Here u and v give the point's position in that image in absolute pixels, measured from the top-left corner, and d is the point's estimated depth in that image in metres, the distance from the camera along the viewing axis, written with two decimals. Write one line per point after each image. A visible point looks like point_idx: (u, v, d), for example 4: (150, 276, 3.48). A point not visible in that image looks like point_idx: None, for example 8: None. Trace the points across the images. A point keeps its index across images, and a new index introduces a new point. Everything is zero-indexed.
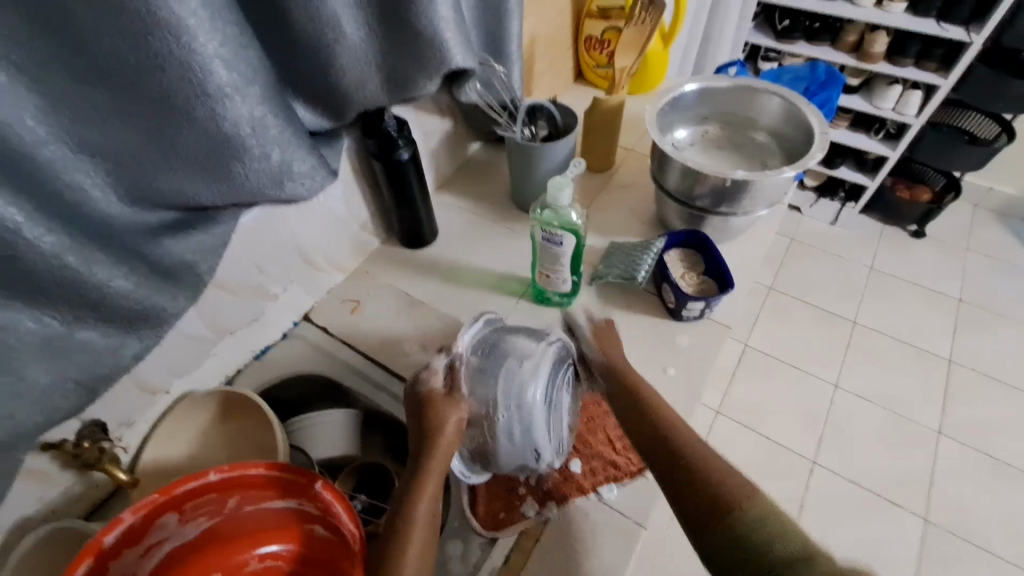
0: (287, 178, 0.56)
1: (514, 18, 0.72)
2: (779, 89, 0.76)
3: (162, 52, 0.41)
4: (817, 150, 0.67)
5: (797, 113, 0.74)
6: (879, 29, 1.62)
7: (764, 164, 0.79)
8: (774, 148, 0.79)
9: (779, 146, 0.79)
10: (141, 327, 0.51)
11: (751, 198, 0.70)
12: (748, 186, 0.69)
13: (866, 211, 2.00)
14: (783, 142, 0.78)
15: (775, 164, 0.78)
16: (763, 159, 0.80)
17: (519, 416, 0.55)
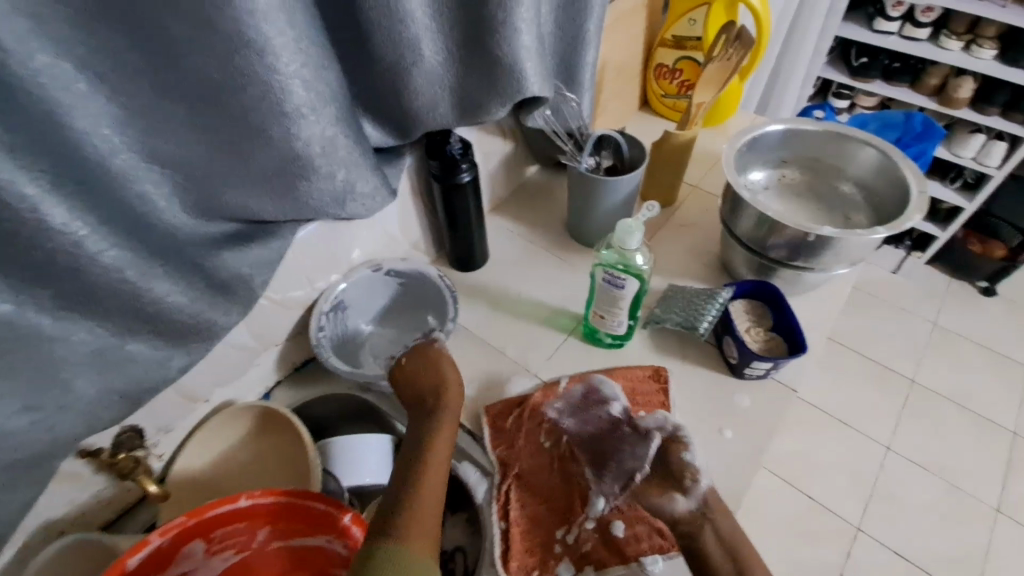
0: (348, 198, 0.55)
1: (592, 46, 0.69)
2: (874, 139, 0.70)
3: (244, 68, 0.40)
4: (915, 211, 0.62)
5: (891, 169, 0.68)
6: (966, 74, 1.53)
7: (847, 219, 0.73)
8: (860, 202, 0.73)
9: (865, 200, 0.73)
10: (190, 341, 0.49)
11: (833, 255, 0.65)
12: (832, 244, 0.64)
13: (932, 262, 1.91)
14: (871, 197, 0.72)
15: (860, 220, 0.72)
16: (846, 212, 0.74)
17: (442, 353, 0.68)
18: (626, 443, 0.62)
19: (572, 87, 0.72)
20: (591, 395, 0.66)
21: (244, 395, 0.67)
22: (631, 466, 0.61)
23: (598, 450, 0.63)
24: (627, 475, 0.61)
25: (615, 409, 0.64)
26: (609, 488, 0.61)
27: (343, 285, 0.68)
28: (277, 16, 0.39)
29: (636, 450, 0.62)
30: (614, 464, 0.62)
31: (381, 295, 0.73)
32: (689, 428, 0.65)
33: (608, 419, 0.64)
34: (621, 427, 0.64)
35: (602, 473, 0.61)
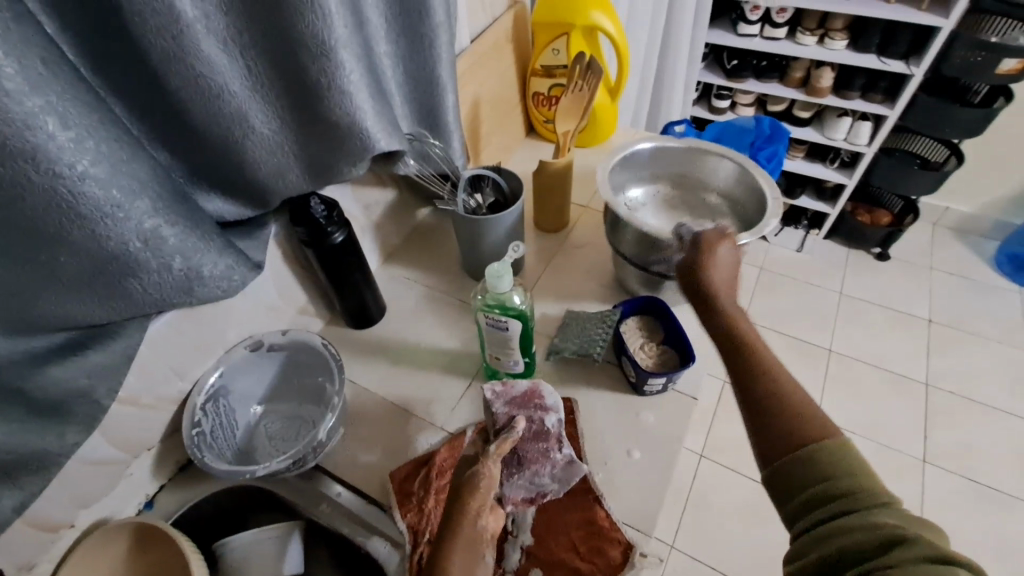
0: (197, 283, 0.51)
1: (449, 90, 0.69)
2: (731, 151, 0.73)
3: (19, 180, 0.36)
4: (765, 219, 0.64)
5: (749, 178, 0.72)
6: (824, 65, 1.67)
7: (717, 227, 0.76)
8: (727, 211, 0.77)
9: (731, 210, 0.76)
10: (18, 476, 0.45)
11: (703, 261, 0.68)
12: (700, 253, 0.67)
13: (829, 236, 2.03)
14: (733, 204, 0.76)
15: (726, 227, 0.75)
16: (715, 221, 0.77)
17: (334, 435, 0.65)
18: (548, 459, 0.59)
19: (436, 132, 0.72)
20: (533, 397, 0.61)
21: (122, 508, 0.61)
22: (544, 481, 0.60)
23: (520, 455, 0.59)
24: (536, 487, 0.60)
25: (549, 419, 0.60)
26: (512, 494, 0.59)
27: (217, 373, 0.64)
28: (47, 121, 0.36)
29: (557, 470, 0.60)
30: (529, 473, 0.59)
31: (268, 373, 0.69)
32: (597, 456, 0.65)
33: (540, 427, 0.60)
34: (548, 439, 0.60)
35: (512, 479, 0.59)
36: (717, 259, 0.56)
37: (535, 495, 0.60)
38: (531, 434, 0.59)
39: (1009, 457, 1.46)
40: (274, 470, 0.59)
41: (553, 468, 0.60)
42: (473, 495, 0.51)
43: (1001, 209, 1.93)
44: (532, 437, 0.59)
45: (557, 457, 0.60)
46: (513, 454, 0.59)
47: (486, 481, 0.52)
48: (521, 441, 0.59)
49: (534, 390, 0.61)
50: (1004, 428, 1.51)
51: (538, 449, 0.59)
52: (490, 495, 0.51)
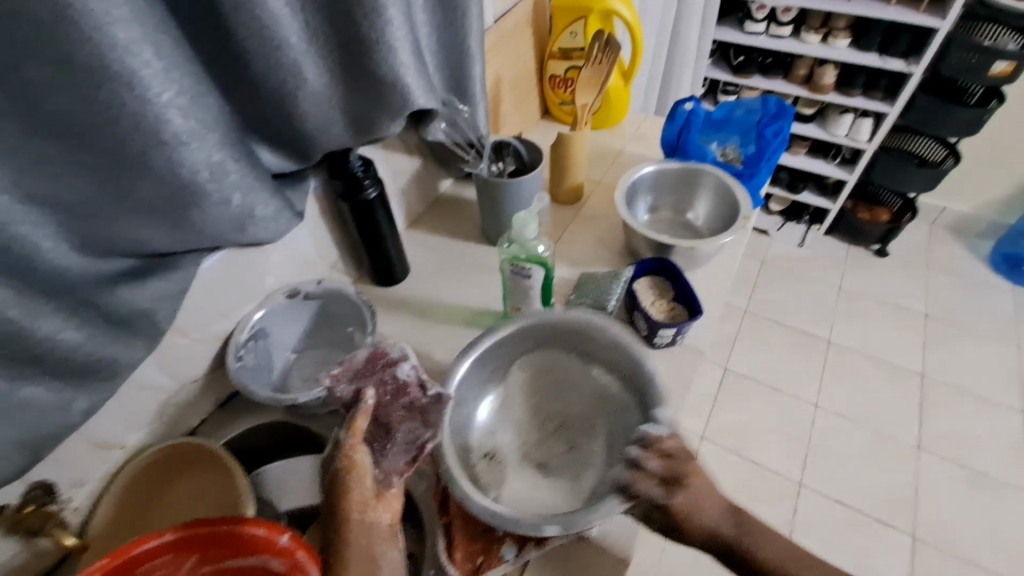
0: (249, 221, 0.56)
1: (477, 60, 0.74)
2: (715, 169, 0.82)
3: (115, 101, 0.41)
4: (743, 221, 0.76)
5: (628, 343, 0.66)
6: (827, 63, 1.72)
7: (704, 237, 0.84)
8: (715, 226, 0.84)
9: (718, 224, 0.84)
10: (91, 381, 0.48)
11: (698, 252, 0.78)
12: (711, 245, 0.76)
13: (830, 232, 2.07)
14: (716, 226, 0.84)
15: (710, 182, 0.83)
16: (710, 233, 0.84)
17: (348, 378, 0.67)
18: (415, 409, 0.57)
19: (464, 100, 0.77)
20: (378, 359, 0.60)
21: (168, 436, 0.65)
22: (420, 434, 0.55)
23: (384, 423, 0.56)
24: (414, 444, 0.54)
25: (401, 371, 0.59)
26: (394, 463, 0.53)
27: (259, 314, 0.68)
28: (144, 50, 0.41)
29: (424, 416, 0.57)
30: (400, 434, 0.55)
31: (301, 321, 0.74)
32: None
33: (395, 382, 0.58)
34: (408, 390, 0.58)
35: (387, 449, 0.54)
36: (694, 486, 0.53)
37: (416, 454, 0.53)
38: (390, 391, 0.57)
39: (999, 445, 1.51)
40: (313, 399, 0.64)
41: (422, 416, 0.57)
42: (349, 496, 0.47)
43: (995, 210, 1.98)
44: (392, 396, 0.57)
45: (423, 402, 0.57)
46: (376, 424, 0.55)
47: (356, 480, 0.48)
48: (378, 405, 0.56)
49: (368, 356, 0.61)
50: (996, 419, 1.56)
51: (400, 406, 0.57)
52: (364, 491, 0.47)
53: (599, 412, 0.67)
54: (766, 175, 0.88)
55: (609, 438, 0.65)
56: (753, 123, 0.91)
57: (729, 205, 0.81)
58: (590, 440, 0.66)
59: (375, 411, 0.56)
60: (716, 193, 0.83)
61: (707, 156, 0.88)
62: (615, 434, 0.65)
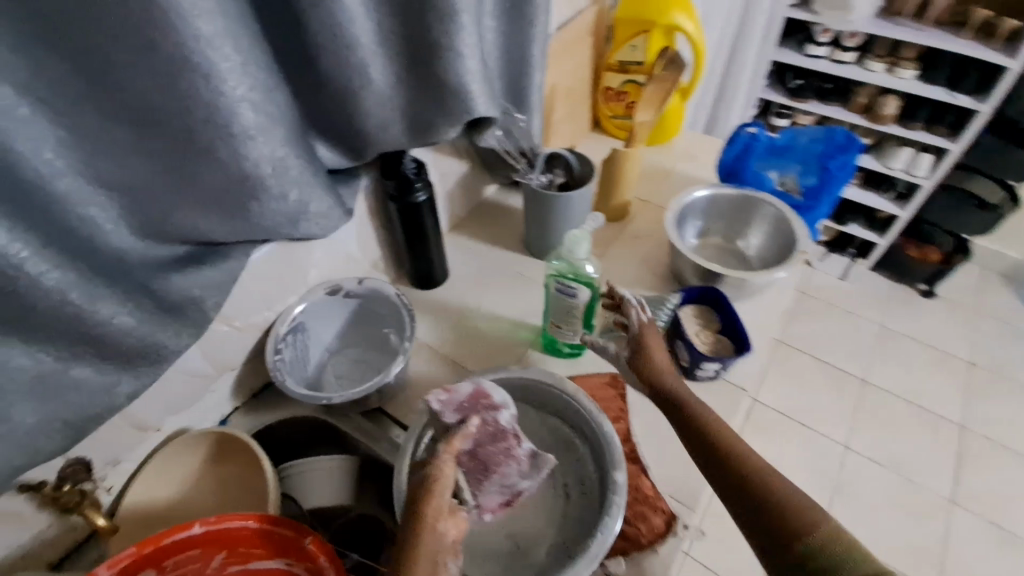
0: (302, 218, 0.55)
1: (538, 69, 0.72)
2: (774, 200, 0.79)
3: (191, 91, 0.41)
4: (799, 256, 0.73)
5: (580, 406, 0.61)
6: (890, 93, 1.65)
7: (752, 268, 0.82)
8: (766, 258, 0.81)
9: (768, 256, 0.81)
10: (138, 365, 0.47)
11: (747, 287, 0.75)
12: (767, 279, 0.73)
13: (875, 268, 1.99)
14: (764, 260, 0.81)
15: (767, 212, 0.80)
16: (762, 264, 0.81)
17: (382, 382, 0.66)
18: (512, 457, 0.56)
19: (521, 109, 0.75)
20: (480, 398, 0.57)
21: (201, 420, 0.66)
22: (515, 480, 0.57)
23: (480, 461, 0.55)
24: (509, 488, 0.57)
25: (502, 417, 0.56)
26: (487, 501, 0.56)
27: (300, 308, 0.68)
28: (223, 43, 0.40)
29: (522, 466, 0.57)
30: (497, 476, 0.56)
31: (339, 318, 0.74)
32: (646, 432, 0.67)
33: (495, 428, 0.55)
34: (506, 437, 0.56)
35: (482, 486, 0.55)
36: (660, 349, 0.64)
37: (510, 497, 0.57)
38: (488, 434, 0.55)
39: None
40: (346, 400, 0.63)
41: (519, 465, 0.56)
42: (428, 504, 0.48)
43: None
44: (491, 439, 0.55)
45: (521, 454, 0.57)
46: (474, 460, 0.55)
47: (438, 493, 0.49)
48: (477, 444, 0.55)
49: (474, 394, 0.57)
50: None
51: (499, 449, 0.55)
52: (442, 501, 0.49)
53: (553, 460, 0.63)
54: (824, 209, 0.85)
55: (566, 490, 0.61)
56: (817, 152, 0.87)
57: (785, 237, 0.78)
58: (542, 494, 0.61)
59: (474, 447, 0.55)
60: (773, 225, 0.80)
61: (765, 183, 0.84)
62: (572, 485, 0.61)
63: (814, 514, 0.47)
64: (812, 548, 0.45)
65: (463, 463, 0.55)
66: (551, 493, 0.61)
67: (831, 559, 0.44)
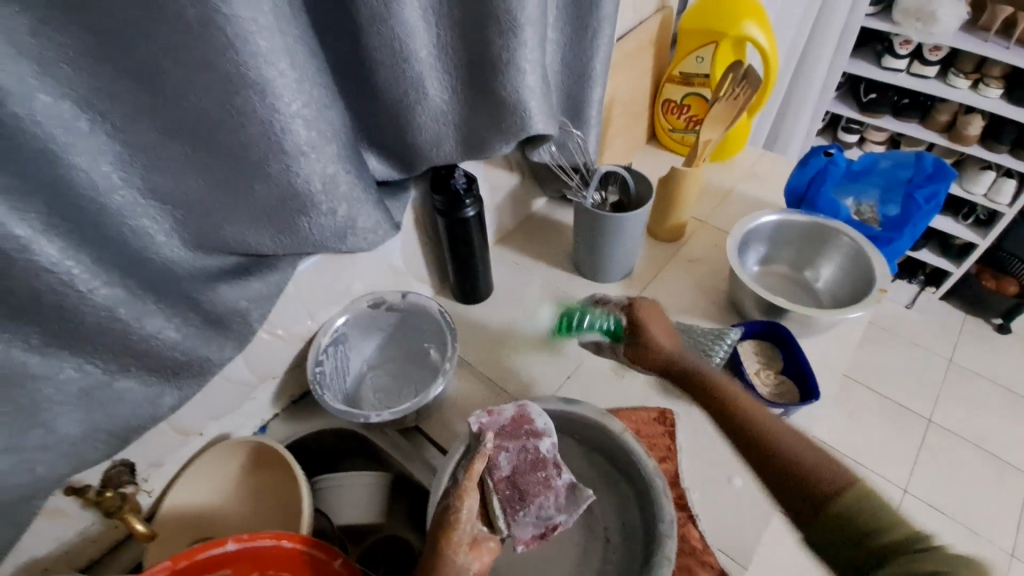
0: (349, 233, 0.54)
1: (598, 83, 0.69)
2: (849, 230, 0.73)
3: (246, 109, 0.39)
4: (878, 294, 0.67)
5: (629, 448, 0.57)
6: (975, 112, 1.51)
7: (820, 304, 0.76)
8: (835, 294, 0.75)
9: (837, 293, 0.75)
10: (181, 377, 0.47)
11: (814, 325, 0.69)
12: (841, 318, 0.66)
13: (947, 297, 1.84)
14: (832, 296, 0.75)
15: (841, 244, 0.74)
16: (831, 301, 0.75)
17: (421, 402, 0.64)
18: (550, 487, 0.54)
19: (578, 124, 0.72)
20: (522, 422, 0.57)
21: (240, 427, 0.66)
22: (551, 513, 0.53)
23: (519, 487, 0.53)
24: (545, 521, 0.53)
25: (543, 445, 0.56)
26: (521, 533, 0.52)
27: (343, 319, 0.68)
28: (280, 59, 0.39)
29: (562, 497, 0.54)
30: (534, 505, 0.53)
31: (381, 330, 0.73)
32: (695, 476, 0.63)
33: (534, 454, 0.55)
34: (546, 466, 0.55)
35: (518, 516, 0.52)
36: (656, 325, 0.67)
37: (547, 530, 0.53)
38: (528, 462, 0.55)
39: None
40: (384, 420, 0.62)
41: (557, 496, 0.54)
42: (448, 537, 0.47)
43: None
44: (530, 466, 0.55)
45: (559, 483, 0.55)
46: (512, 488, 0.53)
47: (457, 522, 0.47)
48: (517, 470, 0.54)
49: (516, 414, 0.57)
50: None
51: (538, 479, 0.54)
52: (465, 533, 0.47)
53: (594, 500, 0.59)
54: (907, 242, 0.77)
55: (607, 534, 0.57)
56: (901, 180, 0.80)
57: (861, 273, 0.72)
58: (580, 536, 0.58)
59: (510, 473, 0.54)
60: (848, 258, 0.73)
61: (840, 211, 0.78)
62: (614, 532, 0.57)
63: (842, 481, 0.49)
64: (843, 509, 0.47)
65: (498, 489, 0.53)
66: (589, 536, 0.58)
67: (863, 523, 0.45)
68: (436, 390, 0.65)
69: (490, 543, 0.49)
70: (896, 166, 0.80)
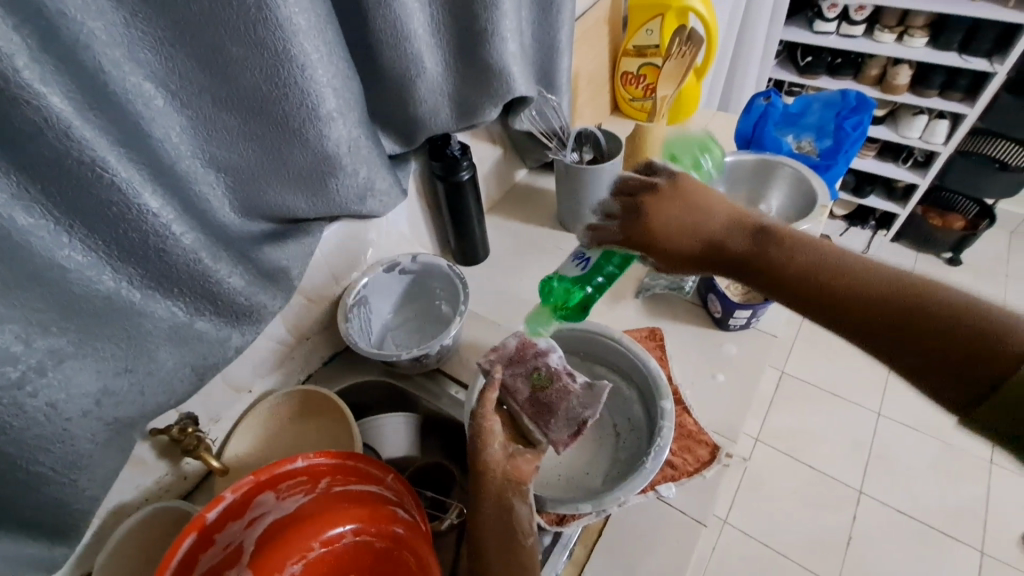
0: (368, 194, 0.62)
1: (565, 54, 0.79)
2: (791, 160, 0.84)
3: (289, 81, 0.48)
4: (821, 210, 0.78)
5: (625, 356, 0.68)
6: (901, 63, 1.67)
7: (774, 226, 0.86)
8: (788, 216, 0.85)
9: (789, 215, 0.85)
10: (244, 322, 0.55)
11: None
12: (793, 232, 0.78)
13: (898, 238, 2.00)
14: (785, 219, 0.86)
15: (786, 173, 0.85)
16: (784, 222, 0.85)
17: (439, 342, 0.72)
18: (569, 392, 0.61)
19: (552, 91, 0.82)
20: (526, 348, 0.65)
21: (283, 385, 0.73)
22: (579, 411, 0.60)
23: (542, 401, 0.60)
24: (576, 419, 0.59)
25: (551, 359, 0.64)
26: (558, 436, 0.58)
27: (364, 281, 0.75)
28: (315, 36, 0.48)
29: (582, 397, 0.61)
30: (561, 411, 0.59)
31: (397, 292, 0.81)
32: (686, 378, 0.73)
33: (546, 370, 0.63)
34: (561, 377, 0.63)
35: (548, 423, 0.59)
36: (661, 209, 0.58)
37: (579, 427, 0.59)
38: (544, 378, 0.61)
39: None
40: (412, 358, 0.70)
41: (577, 397, 0.61)
42: (482, 455, 0.54)
43: None
44: (546, 381, 0.62)
45: (576, 386, 0.62)
46: (537, 404, 0.60)
47: (488, 444, 0.55)
48: (534, 390, 0.61)
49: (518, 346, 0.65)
50: None
51: (556, 389, 0.61)
52: (496, 452, 0.55)
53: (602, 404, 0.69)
54: (842, 168, 0.90)
55: (616, 428, 0.67)
56: (831, 117, 0.93)
57: (805, 195, 0.83)
58: (595, 436, 0.68)
59: (528, 393, 0.61)
60: (794, 184, 0.85)
61: (782, 147, 0.89)
62: (622, 426, 0.67)
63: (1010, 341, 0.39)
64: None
65: (524, 409, 0.60)
66: (602, 434, 0.67)
67: None
68: (451, 332, 0.72)
69: (529, 454, 0.56)
70: (825, 105, 0.93)
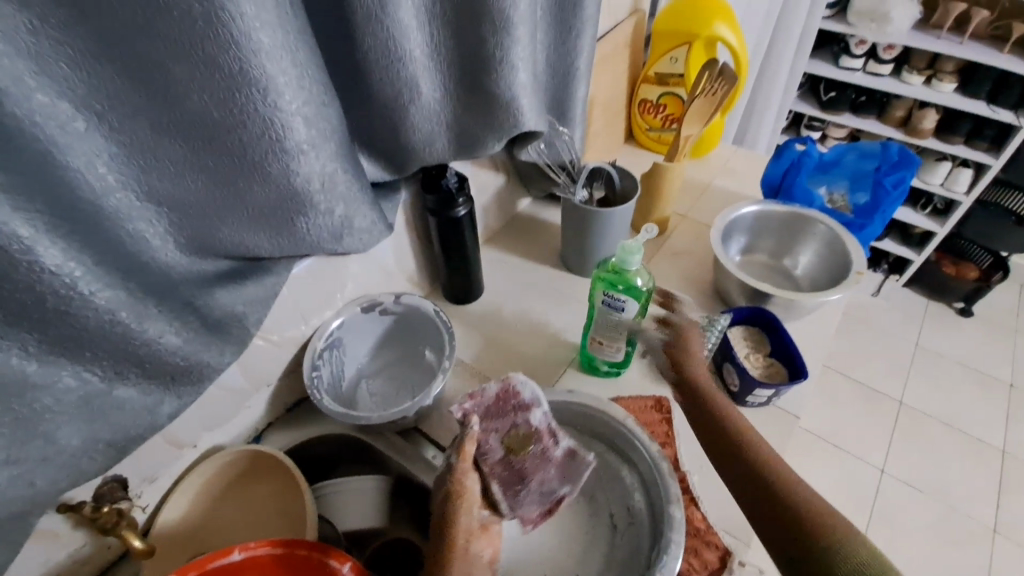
0: (345, 233, 0.52)
1: (581, 81, 0.71)
2: (825, 218, 0.76)
3: (248, 107, 0.39)
4: (855, 277, 0.70)
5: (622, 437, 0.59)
6: (928, 106, 1.60)
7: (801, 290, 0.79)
8: (818, 279, 0.77)
9: (820, 277, 0.77)
10: (180, 384, 0.46)
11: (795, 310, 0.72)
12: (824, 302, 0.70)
13: (910, 284, 1.92)
14: (813, 283, 0.78)
15: (819, 232, 0.77)
16: (812, 287, 0.78)
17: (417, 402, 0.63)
18: (547, 459, 0.54)
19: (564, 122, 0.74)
20: (507, 396, 0.55)
21: (236, 436, 0.64)
22: (554, 486, 0.54)
23: (516, 467, 0.52)
24: (549, 496, 0.54)
25: (533, 417, 0.55)
26: (527, 511, 0.53)
27: (337, 323, 0.67)
28: (281, 56, 0.39)
29: (560, 467, 0.55)
30: (535, 482, 0.53)
31: (376, 333, 0.72)
32: (694, 459, 0.64)
33: (525, 430, 0.54)
34: (540, 438, 0.55)
35: (517, 496, 0.52)
36: None
37: (550, 504, 0.55)
38: (522, 439, 0.53)
39: None
40: (385, 420, 0.61)
41: (554, 468, 0.54)
42: (456, 528, 0.47)
43: None
44: (522, 442, 0.54)
45: (556, 452, 0.55)
46: (508, 469, 0.52)
47: (464, 512, 0.48)
48: (509, 452, 0.52)
49: (500, 391, 0.55)
50: None
51: (535, 455, 0.53)
52: (469, 523, 0.48)
53: (596, 487, 0.60)
54: (876, 228, 0.82)
55: (613, 519, 0.58)
56: (868, 170, 0.85)
57: (838, 259, 0.75)
58: (587, 526, 0.59)
59: (504, 452, 0.52)
60: (826, 244, 0.77)
61: (815, 200, 0.81)
62: (619, 516, 0.58)
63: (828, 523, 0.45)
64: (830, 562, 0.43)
65: (495, 472, 0.52)
66: (596, 524, 0.59)
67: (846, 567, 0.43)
68: (432, 391, 0.63)
69: (496, 530, 0.52)
70: (861, 156, 0.85)
